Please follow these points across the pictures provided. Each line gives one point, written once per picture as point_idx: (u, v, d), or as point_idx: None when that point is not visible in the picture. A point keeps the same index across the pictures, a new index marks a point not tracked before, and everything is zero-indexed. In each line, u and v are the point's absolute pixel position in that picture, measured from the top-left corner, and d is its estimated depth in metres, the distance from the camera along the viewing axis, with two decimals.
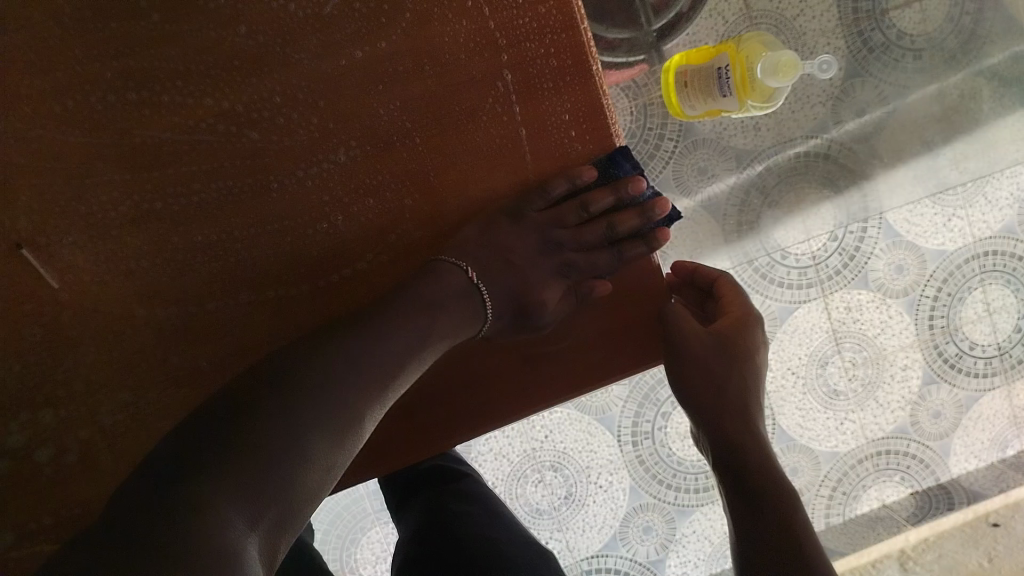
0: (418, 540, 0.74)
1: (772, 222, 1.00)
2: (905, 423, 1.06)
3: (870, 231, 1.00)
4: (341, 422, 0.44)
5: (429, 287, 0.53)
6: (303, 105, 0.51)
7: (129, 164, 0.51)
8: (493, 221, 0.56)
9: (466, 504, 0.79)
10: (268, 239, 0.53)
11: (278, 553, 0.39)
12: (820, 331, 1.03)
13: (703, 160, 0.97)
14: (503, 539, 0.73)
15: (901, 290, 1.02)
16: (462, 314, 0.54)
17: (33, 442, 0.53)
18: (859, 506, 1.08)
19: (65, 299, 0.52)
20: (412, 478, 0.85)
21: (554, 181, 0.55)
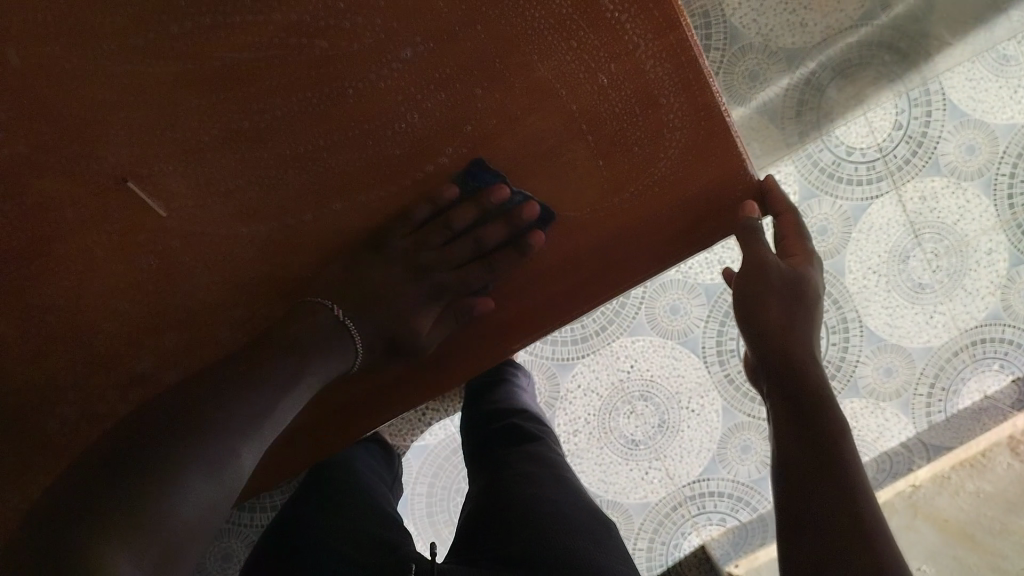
0: (483, 498, 0.68)
1: (834, 119, 0.99)
2: (997, 308, 1.03)
3: (935, 114, 0.99)
4: (215, 468, 0.45)
5: (303, 330, 0.56)
6: (366, 8, 0.49)
7: (211, 89, 0.51)
8: (567, 112, 0.54)
9: (534, 465, 0.72)
10: (350, 147, 0.54)
11: None
12: (897, 225, 1.02)
13: (753, 65, 0.96)
14: (567, 503, 0.65)
15: (975, 170, 1.00)
16: (336, 353, 0.58)
17: (159, 367, 0.58)
18: (960, 400, 1.04)
19: (173, 225, 0.55)
20: (489, 439, 0.80)
21: (626, 102, 0.53)
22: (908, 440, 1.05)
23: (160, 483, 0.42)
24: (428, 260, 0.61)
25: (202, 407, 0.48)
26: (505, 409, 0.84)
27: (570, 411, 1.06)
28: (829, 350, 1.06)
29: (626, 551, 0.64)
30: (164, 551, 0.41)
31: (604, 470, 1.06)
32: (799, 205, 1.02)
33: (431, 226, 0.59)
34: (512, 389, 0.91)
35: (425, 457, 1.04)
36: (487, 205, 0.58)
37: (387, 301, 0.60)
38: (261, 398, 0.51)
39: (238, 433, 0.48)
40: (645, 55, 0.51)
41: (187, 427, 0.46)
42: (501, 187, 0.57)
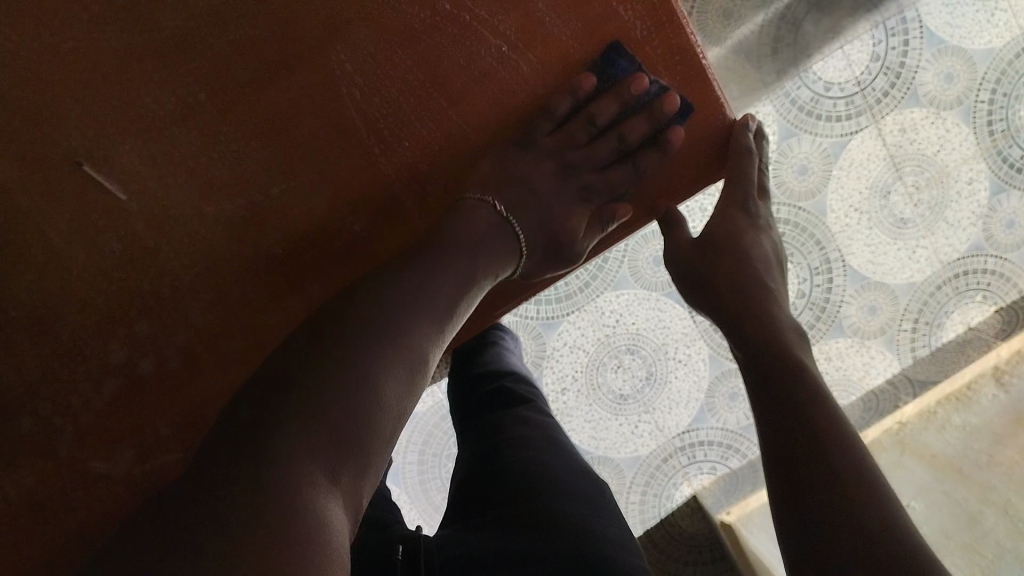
0: (477, 463, 0.66)
1: (811, 55, 0.96)
2: (979, 239, 1.02)
3: (913, 43, 0.97)
4: (407, 363, 0.46)
5: (462, 226, 0.58)
6: None
7: (164, 63, 0.53)
8: (554, 79, 0.58)
9: (531, 428, 0.70)
10: (313, 118, 0.57)
11: (357, 503, 0.39)
12: (877, 160, 1.01)
13: (728, 3, 0.89)
14: (558, 468, 0.63)
15: (954, 99, 0.99)
16: (500, 246, 0.61)
17: (135, 355, 0.62)
18: (944, 333, 1.04)
19: (133, 208, 0.57)
20: (479, 403, 0.79)
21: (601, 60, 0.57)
22: (893, 376, 1.05)
23: (354, 374, 0.42)
24: (571, 157, 0.64)
25: (385, 299, 0.49)
26: (495, 372, 0.83)
27: (557, 368, 1.05)
28: (814, 291, 1.05)
29: (621, 514, 0.62)
30: (366, 452, 0.40)
31: (595, 427, 1.05)
32: (777, 145, 1.00)
33: (574, 122, 0.62)
34: (500, 352, 0.90)
35: (414, 425, 1.03)
36: (624, 97, 0.60)
37: (535, 191, 0.64)
38: (424, 287, 0.51)
39: (421, 335, 0.48)
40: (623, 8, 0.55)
41: (366, 321, 0.46)
42: (590, 75, 0.58)
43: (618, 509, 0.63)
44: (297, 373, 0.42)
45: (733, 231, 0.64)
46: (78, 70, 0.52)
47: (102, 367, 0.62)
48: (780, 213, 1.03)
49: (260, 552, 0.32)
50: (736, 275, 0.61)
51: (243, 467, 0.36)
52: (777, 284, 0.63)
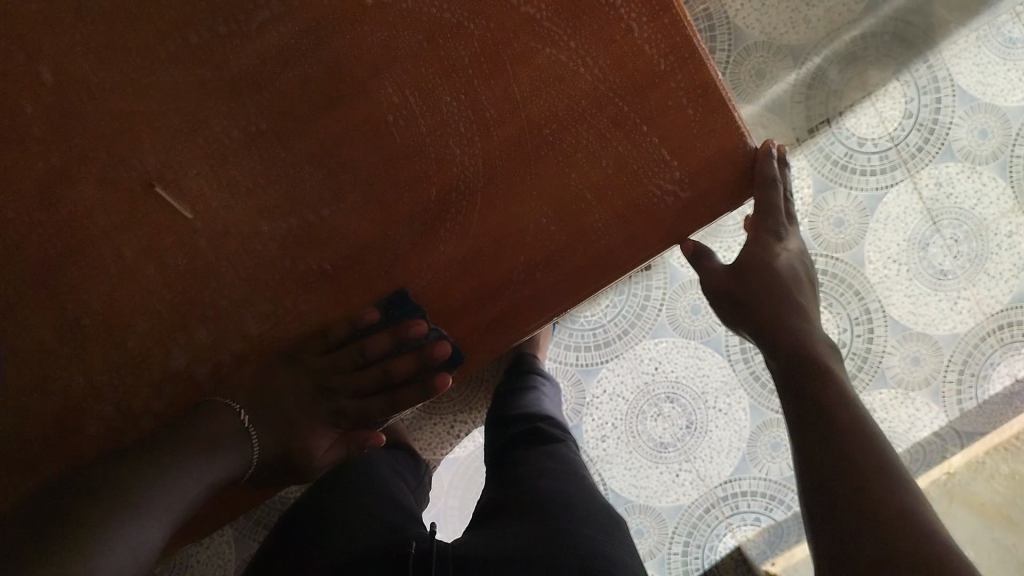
0: (502, 491, 0.69)
1: (841, 112, 1.01)
2: (1022, 290, 1.03)
3: (945, 100, 1.00)
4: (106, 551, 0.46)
5: (206, 427, 0.57)
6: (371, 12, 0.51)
7: (231, 93, 0.52)
8: (583, 120, 0.54)
9: (556, 464, 0.73)
10: (364, 145, 0.54)
11: None
12: (913, 213, 1.02)
13: (759, 62, 0.99)
14: (577, 498, 0.66)
15: (989, 154, 1.01)
16: (229, 456, 0.58)
17: (193, 364, 0.57)
18: (991, 385, 1.03)
19: (200, 228, 0.54)
20: (510, 440, 0.82)
21: (629, 98, 0.54)
22: (939, 429, 1.04)
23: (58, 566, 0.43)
24: (332, 380, 0.63)
25: (114, 482, 0.51)
26: (528, 411, 0.86)
27: (597, 416, 1.07)
28: (855, 342, 1.05)
29: (634, 546, 0.65)
30: None
31: (635, 474, 1.06)
32: (812, 199, 1.03)
33: (344, 353, 0.61)
34: (538, 395, 0.92)
35: (456, 470, 1.06)
36: (403, 336, 0.61)
37: (288, 406, 0.63)
38: (175, 475, 0.54)
39: (129, 520, 0.49)
40: (642, 38, 0.52)
41: (109, 504, 0.49)
42: (371, 312, 0.58)
43: (634, 548, 0.65)
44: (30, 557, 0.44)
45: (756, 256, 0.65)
46: (138, 94, 0.51)
47: (162, 372, 0.57)
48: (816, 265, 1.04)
49: None
50: (770, 307, 0.62)
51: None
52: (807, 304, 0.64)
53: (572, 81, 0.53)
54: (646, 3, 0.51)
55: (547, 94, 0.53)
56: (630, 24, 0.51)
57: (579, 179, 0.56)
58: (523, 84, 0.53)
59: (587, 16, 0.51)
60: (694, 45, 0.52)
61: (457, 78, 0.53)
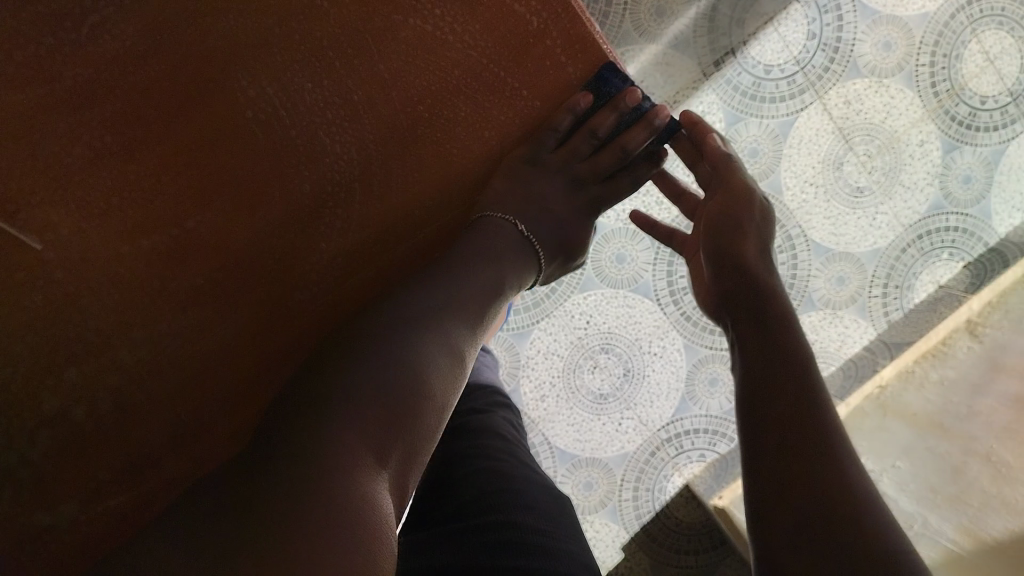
0: (445, 497, 0.69)
1: (745, 40, 0.99)
2: (939, 198, 1.03)
3: (846, 17, 0.98)
4: (429, 342, 0.50)
5: (479, 242, 0.62)
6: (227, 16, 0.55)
7: (72, 111, 0.55)
8: (459, 91, 0.60)
9: (496, 458, 0.72)
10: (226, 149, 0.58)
11: (406, 476, 0.45)
12: (826, 134, 1.02)
13: (658, 1, 0.96)
14: (527, 484, 0.69)
15: (894, 67, 1.00)
16: (517, 261, 0.63)
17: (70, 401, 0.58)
18: (915, 294, 1.05)
19: (53, 255, 0.56)
20: (448, 430, 0.81)
21: (503, 66, 0.60)
22: (870, 343, 1.06)
23: (394, 360, 0.47)
24: (578, 172, 0.67)
25: (410, 306, 0.53)
26: (464, 398, 0.85)
27: (534, 376, 1.05)
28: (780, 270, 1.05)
29: (580, 529, 0.68)
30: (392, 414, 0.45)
31: (578, 429, 1.06)
32: (726, 132, 1.01)
33: (578, 135, 0.65)
34: (476, 366, 0.93)
35: None
36: (622, 108, 0.63)
37: (560, 217, 0.68)
38: (464, 288, 0.57)
39: (441, 317, 0.53)
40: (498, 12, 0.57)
41: (379, 329, 0.50)
42: (584, 94, 0.62)
43: (580, 538, 0.66)
44: (339, 374, 0.46)
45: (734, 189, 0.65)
46: None
47: (36, 418, 0.58)
48: None
49: (279, 555, 0.36)
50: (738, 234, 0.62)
51: (299, 455, 0.40)
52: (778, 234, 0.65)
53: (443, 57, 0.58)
54: None
55: (414, 69, 0.58)
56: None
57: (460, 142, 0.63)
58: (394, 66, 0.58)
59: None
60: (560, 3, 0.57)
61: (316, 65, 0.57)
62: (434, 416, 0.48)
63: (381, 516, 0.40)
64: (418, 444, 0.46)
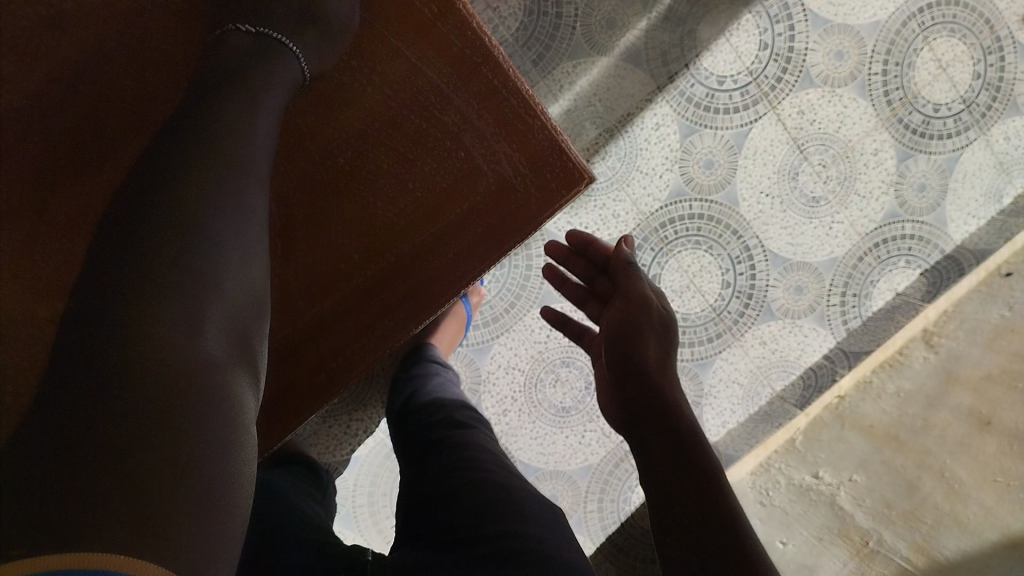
0: (441, 507, 0.71)
1: (697, 52, 0.97)
2: (894, 206, 1.05)
3: (798, 26, 0.97)
4: (200, 195, 0.44)
5: (259, 73, 0.54)
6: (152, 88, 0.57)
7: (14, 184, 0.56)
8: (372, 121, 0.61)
9: (483, 468, 0.75)
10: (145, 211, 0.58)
11: (238, 332, 0.43)
12: (781, 145, 1.01)
13: (609, 11, 0.94)
14: (522, 491, 0.73)
15: (847, 76, 1.00)
16: (278, 68, 0.55)
17: None
18: (873, 302, 1.07)
19: None
20: (425, 440, 0.82)
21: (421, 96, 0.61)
22: (829, 351, 1.08)
23: (185, 242, 0.42)
24: None
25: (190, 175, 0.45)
26: (440, 407, 0.86)
27: (496, 392, 1.04)
28: (739, 280, 1.05)
29: (570, 531, 0.73)
30: (216, 291, 0.42)
31: (541, 442, 1.05)
32: (680, 144, 0.99)
33: None
34: (441, 381, 0.92)
35: (359, 469, 1.03)
36: None
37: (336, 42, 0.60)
38: (254, 151, 0.50)
39: (218, 166, 0.46)
40: (413, 53, 0.60)
41: (151, 208, 0.43)
42: None
43: (573, 538, 0.71)
44: (145, 277, 0.41)
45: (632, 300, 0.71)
46: None
47: None
48: (692, 210, 1.02)
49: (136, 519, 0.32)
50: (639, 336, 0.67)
51: (132, 387, 0.36)
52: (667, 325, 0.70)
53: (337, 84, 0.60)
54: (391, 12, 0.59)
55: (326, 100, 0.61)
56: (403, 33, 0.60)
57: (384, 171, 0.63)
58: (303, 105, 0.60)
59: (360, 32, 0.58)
60: (461, 36, 0.60)
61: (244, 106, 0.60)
62: (233, 274, 0.44)
63: (241, 411, 0.40)
64: (239, 308, 0.44)
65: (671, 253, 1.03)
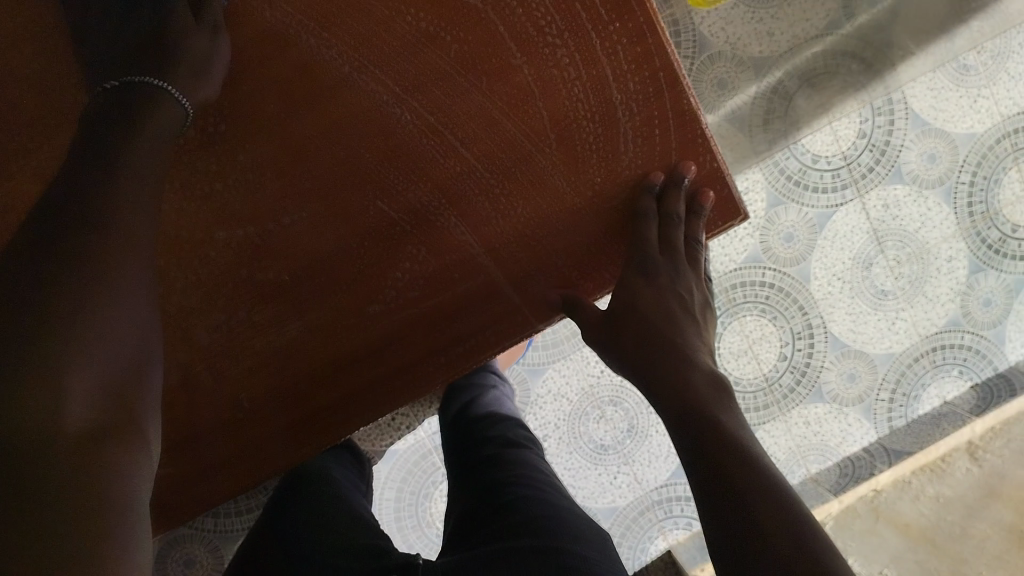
0: (487, 522, 0.70)
1: (801, 130, 1.00)
2: (957, 315, 1.06)
3: (898, 122, 1.00)
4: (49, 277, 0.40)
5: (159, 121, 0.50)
6: (366, 67, 0.58)
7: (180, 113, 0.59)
8: (546, 158, 0.61)
9: (531, 487, 0.74)
10: (312, 173, 0.61)
11: (122, 413, 0.41)
12: (860, 233, 1.03)
13: (722, 72, 0.97)
14: (570, 514, 0.71)
15: (936, 179, 1.02)
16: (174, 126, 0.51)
17: None
18: (920, 405, 1.08)
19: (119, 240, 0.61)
20: (476, 453, 0.83)
21: (585, 139, 0.60)
22: (870, 446, 1.07)
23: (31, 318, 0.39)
24: None
25: (143, 253, 0.46)
26: (493, 422, 0.87)
27: (540, 415, 1.05)
28: (795, 356, 1.07)
29: (618, 561, 0.71)
30: (87, 373, 0.39)
31: (573, 474, 1.06)
32: (765, 213, 1.02)
33: None
34: (496, 395, 0.94)
35: (393, 463, 1.04)
36: None
37: (532, 83, 0.58)
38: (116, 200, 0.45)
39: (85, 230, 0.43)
40: (613, 68, 0.58)
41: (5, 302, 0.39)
42: None
43: (619, 564, 0.69)
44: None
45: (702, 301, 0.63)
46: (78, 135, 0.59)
47: None
48: (764, 278, 1.04)
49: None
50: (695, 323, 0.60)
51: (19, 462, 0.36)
52: (695, 299, 0.62)
53: (523, 115, 0.59)
54: (622, 54, 0.57)
55: (514, 126, 0.60)
56: (610, 46, 0.57)
57: (541, 203, 0.63)
58: (499, 132, 0.60)
59: (576, 72, 0.58)
60: (661, 50, 0.57)
61: (442, 92, 0.59)
62: (98, 354, 0.40)
63: (126, 492, 0.38)
64: (121, 387, 0.41)
65: (735, 315, 1.06)
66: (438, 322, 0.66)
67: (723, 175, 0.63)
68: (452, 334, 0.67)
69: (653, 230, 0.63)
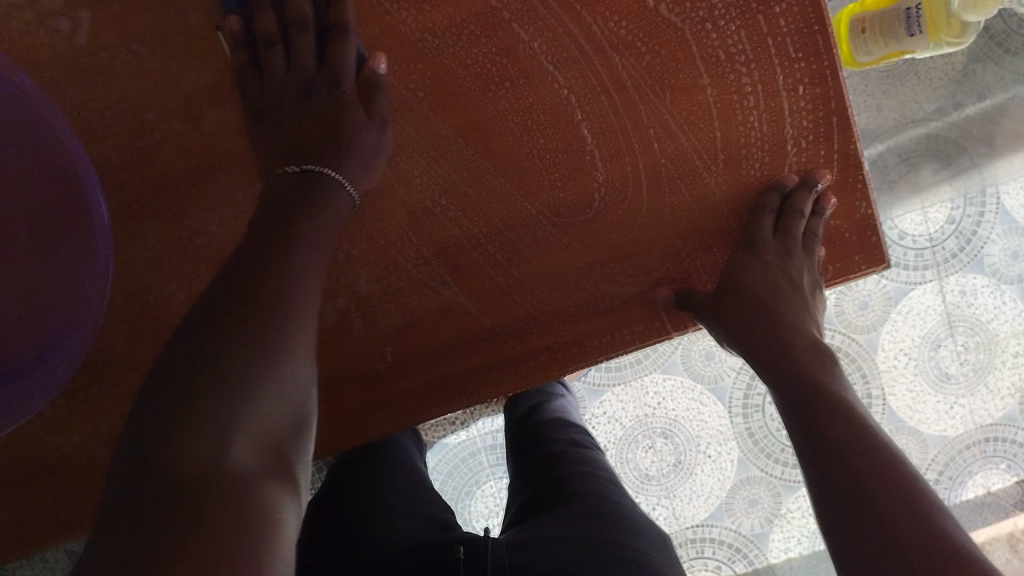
0: (549, 510, 0.71)
1: (895, 206, 1.04)
2: (1014, 410, 1.07)
3: (986, 216, 1.03)
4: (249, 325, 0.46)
5: (321, 200, 0.57)
6: (552, 64, 0.62)
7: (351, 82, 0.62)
8: (708, 179, 0.63)
9: (596, 484, 0.75)
10: (472, 155, 0.63)
11: (273, 460, 0.43)
12: (933, 313, 1.06)
13: None
14: (634, 512, 0.72)
15: (1015, 275, 1.05)
16: (334, 195, 0.58)
17: None
18: (963, 491, 1.08)
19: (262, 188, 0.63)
20: (541, 450, 0.85)
21: (750, 165, 0.63)
22: None
23: (223, 365, 0.44)
24: None
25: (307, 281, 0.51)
26: (560, 426, 0.89)
27: None
28: None
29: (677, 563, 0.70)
30: (256, 428, 0.43)
31: None
32: None
33: None
34: (563, 403, 0.97)
35: (442, 455, 1.07)
36: None
37: (712, 107, 0.62)
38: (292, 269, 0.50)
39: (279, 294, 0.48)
40: (790, 104, 0.62)
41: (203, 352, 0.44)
42: None
43: (680, 568, 0.69)
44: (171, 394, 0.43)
45: (792, 320, 0.62)
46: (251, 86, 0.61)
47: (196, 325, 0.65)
48: (833, 340, 1.07)
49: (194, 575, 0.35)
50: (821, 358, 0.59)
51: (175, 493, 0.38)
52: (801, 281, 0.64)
53: (700, 135, 0.62)
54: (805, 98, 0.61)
55: (687, 143, 0.62)
56: (792, 84, 0.61)
57: (692, 227, 0.64)
58: (667, 148, 0.63)
59: (757, 102, 0.62)
60: (841, 93, 0.61)
61: (623, 99, 0.62)
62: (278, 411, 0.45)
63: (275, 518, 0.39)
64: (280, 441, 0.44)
65: None
66: (564, 316, 0.65)
67: (872, 219, 0.65)
68: (554, 342, 0.66)
69: (770, 222, 0.64)
